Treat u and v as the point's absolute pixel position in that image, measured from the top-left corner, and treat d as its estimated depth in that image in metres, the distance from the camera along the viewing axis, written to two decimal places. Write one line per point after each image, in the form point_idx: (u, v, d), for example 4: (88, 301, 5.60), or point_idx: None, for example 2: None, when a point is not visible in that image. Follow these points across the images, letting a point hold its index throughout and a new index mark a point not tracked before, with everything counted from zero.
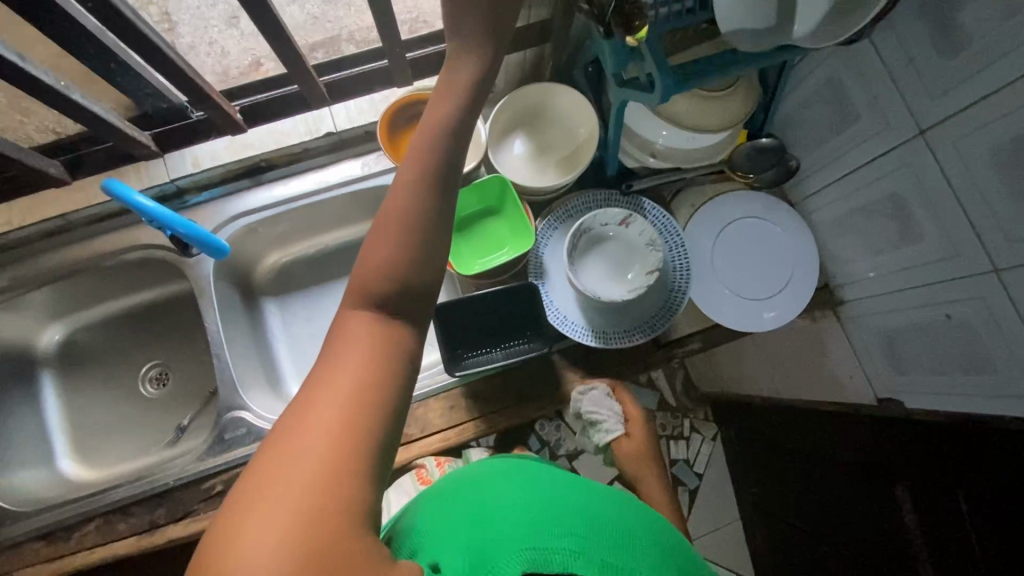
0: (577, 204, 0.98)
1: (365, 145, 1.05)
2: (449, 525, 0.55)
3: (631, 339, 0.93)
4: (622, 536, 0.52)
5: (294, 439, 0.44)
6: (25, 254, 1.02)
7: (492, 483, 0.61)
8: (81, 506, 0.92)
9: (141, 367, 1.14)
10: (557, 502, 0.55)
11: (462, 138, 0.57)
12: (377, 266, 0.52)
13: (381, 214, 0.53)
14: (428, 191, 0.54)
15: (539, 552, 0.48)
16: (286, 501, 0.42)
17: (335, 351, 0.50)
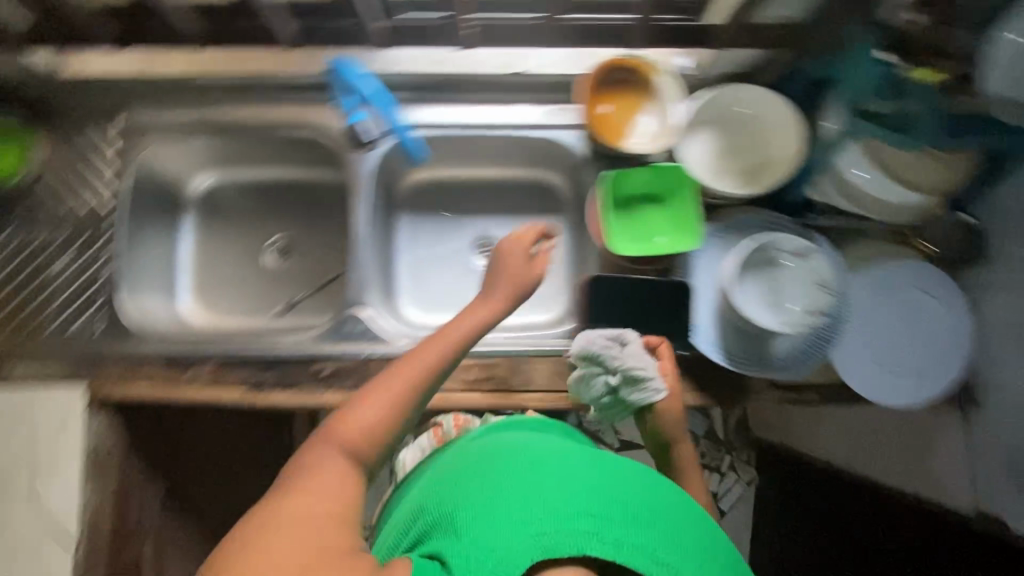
0: (747, 220, 0.95)
1: (551, 94, 1.04)
2: (471, 508, 0.70)
3: (753, 369, 0.92)
4: (624, 511, 0.69)
5: (293, 523, 0.65)
6: (208, 99, 1.06)
7: (497, 469, 0.76)
8: (203, 346, 0.98)
9: (268, 237, 1.20)
10: (560, 462, 0.77)
11: (460, 345, 0.83)
12: (354, 427, 0.76)
13: (392, 381, 0.79)
14: (429, 361, 0.80)
15: (553, 540, 0.64)
16: (295, 525, 0.65)
17: (310, 480, 0.70)
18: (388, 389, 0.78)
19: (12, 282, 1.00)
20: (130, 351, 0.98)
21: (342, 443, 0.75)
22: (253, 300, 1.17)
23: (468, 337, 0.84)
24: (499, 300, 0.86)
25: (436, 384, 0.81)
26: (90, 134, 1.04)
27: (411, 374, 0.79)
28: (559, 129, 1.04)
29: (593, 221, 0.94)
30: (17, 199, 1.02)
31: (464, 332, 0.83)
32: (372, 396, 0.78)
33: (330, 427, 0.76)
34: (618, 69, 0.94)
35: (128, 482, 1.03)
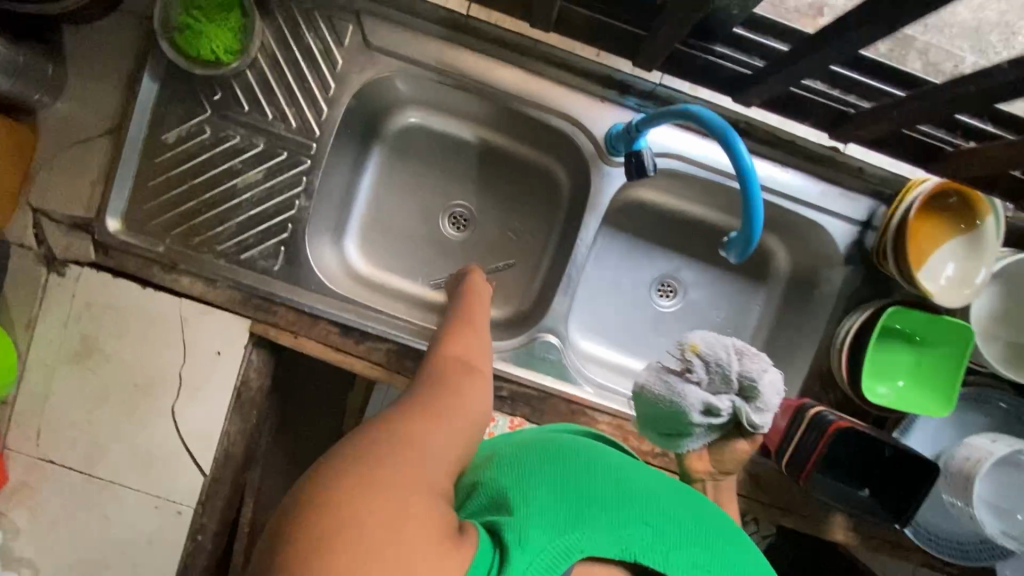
0: (996, 401, 0.86)
1: (841, 177, 0.90)
2: (523, 477, 0.51)
3: (938, 551, 0.89)
4: (685, 525, 0.52)
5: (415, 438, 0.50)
6: (462, 40, 0.87)
7: (535, 446, 0.58)
8: (385, 322, 0.90)
9: (452, 201, 1.07)
10: (615, 462, 0.59)
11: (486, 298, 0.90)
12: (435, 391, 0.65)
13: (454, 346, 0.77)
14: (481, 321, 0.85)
15: (615, 540, 0.47)
16: (413, 450, 0.48)
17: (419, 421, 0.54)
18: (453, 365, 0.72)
19: (193, 180, 0.88)
20: (304, 300, 0.89)
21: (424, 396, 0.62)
22: (419, 263, 1.07)
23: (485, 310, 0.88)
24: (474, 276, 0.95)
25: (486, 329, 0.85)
26: (313, 34, 0.87)
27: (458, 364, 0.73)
28: (828, 215, 0.92)
29: (849, 338, 0.87)
30: (217, 85, 0.87)
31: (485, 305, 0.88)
32: (452, 376, 0.68)
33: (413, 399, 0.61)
34: (956, 196, 0.82)
35: (260, 417, 0.99)
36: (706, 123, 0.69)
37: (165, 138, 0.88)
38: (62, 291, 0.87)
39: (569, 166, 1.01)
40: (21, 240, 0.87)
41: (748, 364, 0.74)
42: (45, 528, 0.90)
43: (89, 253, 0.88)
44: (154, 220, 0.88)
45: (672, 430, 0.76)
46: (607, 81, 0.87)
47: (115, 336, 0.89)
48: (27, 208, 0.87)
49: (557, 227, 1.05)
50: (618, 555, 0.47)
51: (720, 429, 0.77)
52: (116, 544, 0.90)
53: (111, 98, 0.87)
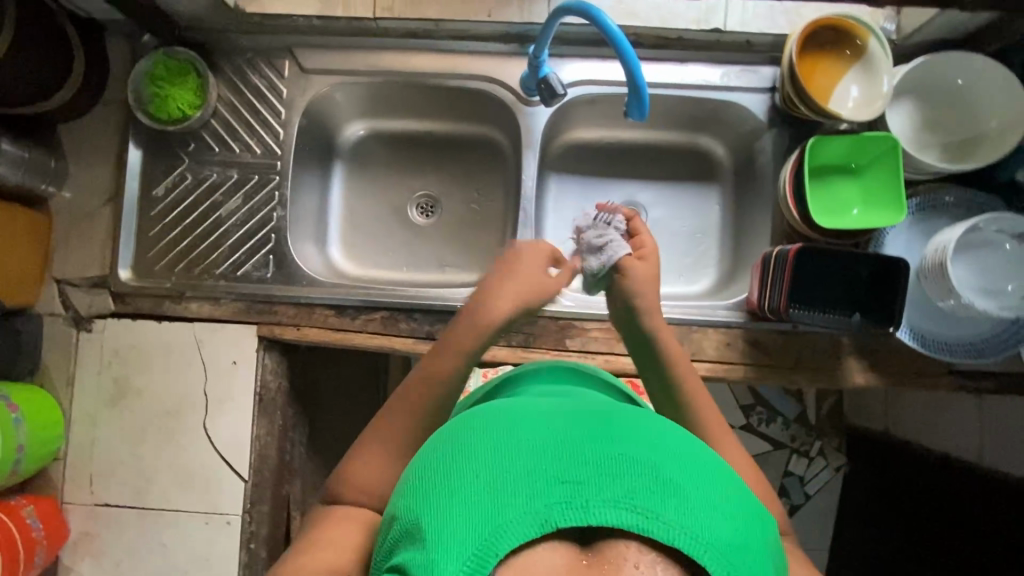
0: (950, 198, 0.89)
1: (736, 54, 0.98)
2: (432, 493, 0.49)
3: (950, 355, 0.89)
4: (603, 461, 0.48)
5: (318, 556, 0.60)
6: (383, 45, 1.02)
7: (446, 437, 0.55)
8: (373, 295, 0.98)
9: (414, 191, 1.18)
10: (530, 413, 0.56)
11: (474, 310, 0.74)
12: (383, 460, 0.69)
13: (423, 382, 0.71)
14: (466, 347, 0.72)
15: (526, 520, 0.45)
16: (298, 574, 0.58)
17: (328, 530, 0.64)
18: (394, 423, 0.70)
19: (185, 221, 1.01)
20: (300, 295, 0.99)
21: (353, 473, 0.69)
22: (399, 253, 1.17)
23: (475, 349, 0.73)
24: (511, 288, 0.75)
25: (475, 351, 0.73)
26: (259, 76, 1.03)
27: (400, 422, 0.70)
28: (738, 91, 0.99)
29: (788, 183, 0.91)
30: (189, 138, 1.03)
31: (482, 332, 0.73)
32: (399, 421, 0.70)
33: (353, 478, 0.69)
34: (832, 29, 0.90)
35: (287, 421, 1.05)
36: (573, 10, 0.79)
37: (155, 193, 1.02)
38: (91, 345, 0.98)
39: (504, 127, 1.12)
40: (51, 309, 0.99)
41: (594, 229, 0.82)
42: (112, 569, 0.96)
43: (110, 305, 1.00)
44: (159, 264, 1.01)
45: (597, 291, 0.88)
46: (507, 38, 1.00)
47: (143, 373, 0.98)
48: (52, 280, 1.00)
49: (511, 185, 1.15)
50: (540, 533, 0.45)
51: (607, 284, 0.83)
52: (177, 567, 0.95)
53: (105, 173, 1.02)
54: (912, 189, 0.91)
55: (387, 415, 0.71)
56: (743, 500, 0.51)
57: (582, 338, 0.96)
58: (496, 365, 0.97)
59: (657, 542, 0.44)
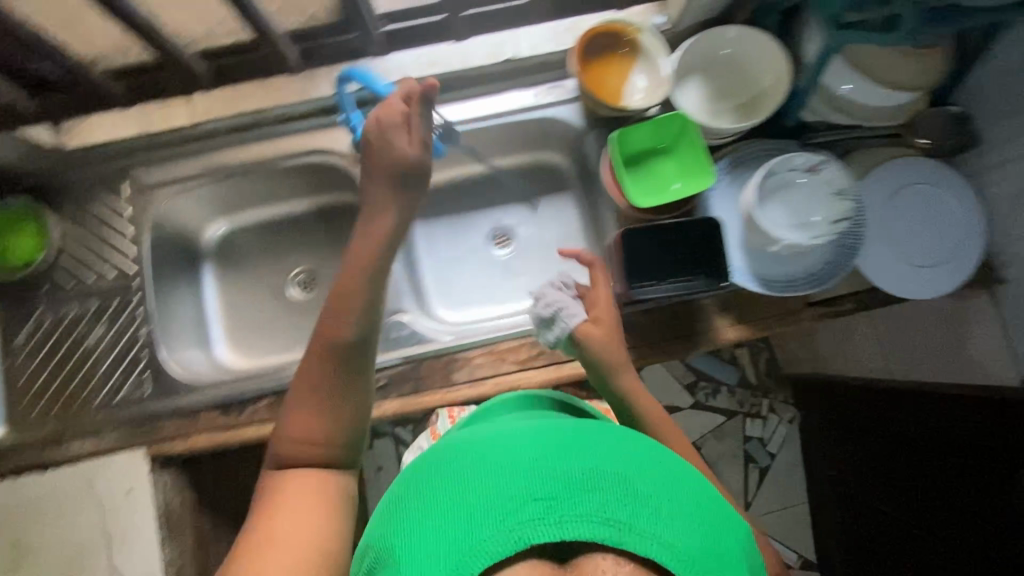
0: (752, 152, 0.98)
1: (539, 75, 1.07)
2: (408, 531, 0.51)
3: (796, 289, 0.95)
4: (570, 477, 0.50)
5: (275, 551, 0.62)
6: (211, 146, 1.05)
7: (425, 473, 0.57)
8: (254, 384, 0.98)
9: (289, 271, 1.21)
10: (501, 437, 0.58)
11: (368, 231, 0.81)
12: (311, 419, 0.72)
13: (332, 313, 0.75)
14: (368, 262, 0.78)
15: (500, 537, 0.47)
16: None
17: (279, 517, 0.65)
18: (301, 399, 0.73)
19: (52, 361, 1.00)
20: (182, 402, 0.98)
21: (286, 451, 0.72)
22: (287, 334, 1.17)
23: (359, 318, 0.74)
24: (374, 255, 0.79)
25: (378, 266, 0.79)
26: (99, 204, 1.05)
27: (307, 397, 0.73)
28: (549, 106, 1.07)
29: (609, 181, 0.98)
30: (42, 281, 1.03)
31: (379, 250, 0.80)
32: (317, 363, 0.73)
33: (293, 451, 0.71)
34: (605, 35, 0.98)
35: (204, 536, 1.02)
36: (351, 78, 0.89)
37: (16, 342, 1.01)
38: None
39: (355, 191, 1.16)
40: None
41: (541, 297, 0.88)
42: None
43: None
44: (34, 411, 0.99)
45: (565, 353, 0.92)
46: (326, 111, 1.05)
47: (34, 528, 0.94)
48: None
49: None
50: (517, 550, 0.47)
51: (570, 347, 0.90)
52: None
53: None
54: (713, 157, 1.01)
55: (294, 396, 0.74)
56: (710, 507, 0.54)
57: (468, 368, 0.99)
58: (394, 417, 0.98)
59: (632, 553, 0.46)
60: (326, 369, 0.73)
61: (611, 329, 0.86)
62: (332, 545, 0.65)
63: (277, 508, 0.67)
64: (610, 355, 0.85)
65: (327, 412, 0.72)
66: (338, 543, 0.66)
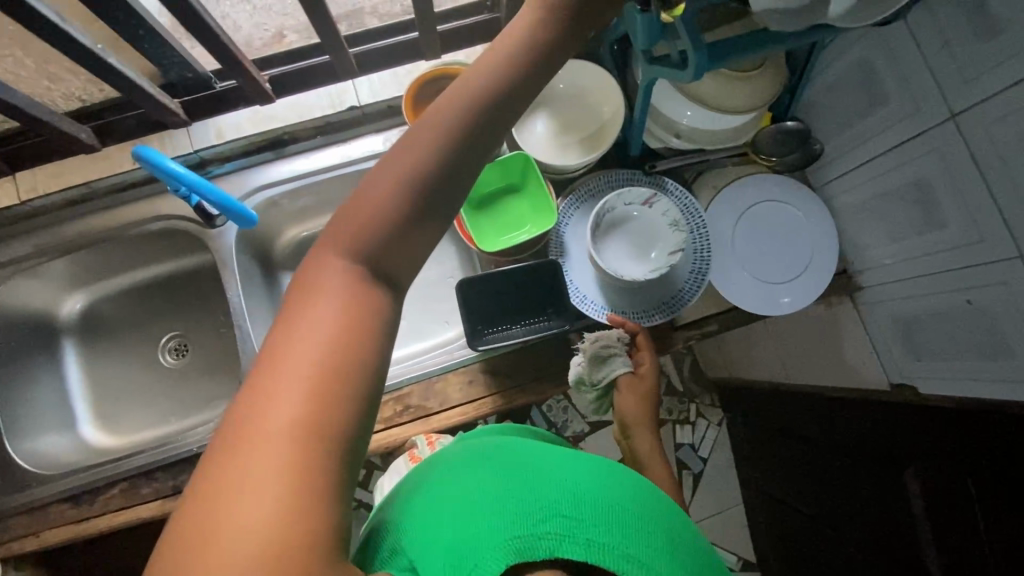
0: (599, 184, 0.98)
1: (387, 119, 1.04)
2: (444, 521, 0.53)
3: (650, 319, 0.93)
4: (595, 500, 0.52)
5: (286, 379, 0.44)
6: (49, 222, 1.01)
7: (462, 471, 0.59)
8: (104, 471, 0.93)
9: (160, 338, 1.16)
10: (528, 452, 0.60)
11: (530, 31, 0.52)
12: (376, 211, 0.50)
13: (448, 108, 0.51)
14: (507, 55, 0.52)
15: (527, 539, 0.50)
16: (252, 419, 0.43)
17: (292, 335, 0.46)
18: (362, 206, 0.50)
19: None
20: (29, 498, 0.93)
21: (337, 241, 0.50)
22: (161, 406, 1.13)
23: (472, 123, 0.51)
24: (511, 52, 0.52)
25: (522, 80, 0.52)
26: None
27: (362, 216, 0.50)
28: None
29: (458, 226, 0.97)
30: None
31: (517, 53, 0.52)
32: (409, 155, 0.50)
33: (328, 243, 0.50)
34: (440, 77, 0.95)
35: None
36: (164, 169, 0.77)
37: None
38: None
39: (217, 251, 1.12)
40: None
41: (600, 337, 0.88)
42: None
43: None
44: None
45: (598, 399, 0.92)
46: None
47: None
48: None
49: None
50: (545, 555, 0.49)
51: (605, 391, 0.91)
52: None
53: None
54: (561, 194, 1.02)
55: (347, 213, 0.51)
56: (691, 541, 0.57)
57: None
58: None
59: None
60: (415, 194, 0.51)
61: (647, 392, 0.89)
62: (353, 384, 0.45)
63: (296, 317, 0.47)
64: (635, 415, 0.88)
65: (393, 250, 0.51)
66: (359, 383, 0.46)
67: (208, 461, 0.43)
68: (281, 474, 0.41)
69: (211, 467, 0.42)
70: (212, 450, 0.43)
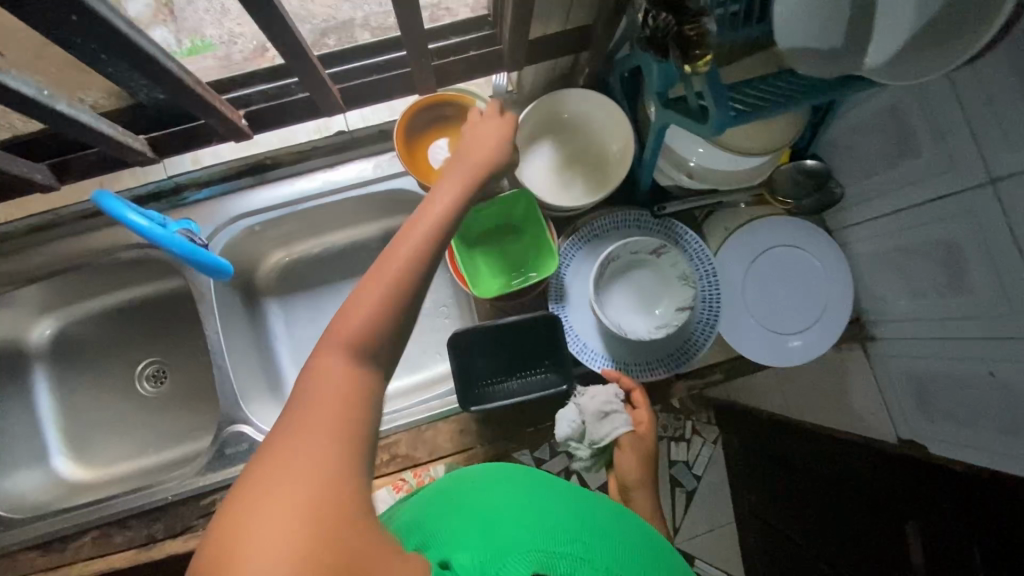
0: (604, 223, 0.92)
1: (378, 145, 0.98)
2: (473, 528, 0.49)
3: (652, 372, 0.89)
4: (619, 548, 0.51)
5: (313, 413, 0.46)
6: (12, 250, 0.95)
7: (482, 495, 0.56)
8: (74, 517, 0.89)
9: (136, 366, 1.09)
10: (531, 488, 0.59)
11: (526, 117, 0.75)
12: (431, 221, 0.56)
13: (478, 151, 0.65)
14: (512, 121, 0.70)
15: (558, 558, 0.46)
16: (283, 452, 0.43)
17: (313, 379, 0.48)
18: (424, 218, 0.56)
19: None
20: None
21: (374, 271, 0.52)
22: (136, 437, 1.07)
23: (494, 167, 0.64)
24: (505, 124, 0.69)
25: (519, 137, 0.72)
26: None
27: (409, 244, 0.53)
28: (393, 176, 0.97)
29: (452, 267, 0.90)
30: None
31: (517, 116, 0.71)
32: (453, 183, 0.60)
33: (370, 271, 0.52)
34: (434, 106, 0.89)
35: None
36: (124, 219, 0.69)
37: None
38: None
39: None
40: None
41: (596, 395, 0.83)
42: None
43: None
44: None
45: (593, 460, 0.86)
46: (139, 202, 0.94)
47: None
48: None
49: None
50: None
51: (601, 450, 0.85)
52: None
53: None
54: (562, 233, 0.96)
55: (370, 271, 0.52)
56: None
57: None
58: None
59: None
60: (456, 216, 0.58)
61: (648, 450, 0.84)
62: (364, 428, 0.47)
63: (307, 375, 0.49)
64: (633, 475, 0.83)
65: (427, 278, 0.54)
66: (369, 428, 0.48)
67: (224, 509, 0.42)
68: (306, 501, 0.41)
69: (232, 506, 0.41)
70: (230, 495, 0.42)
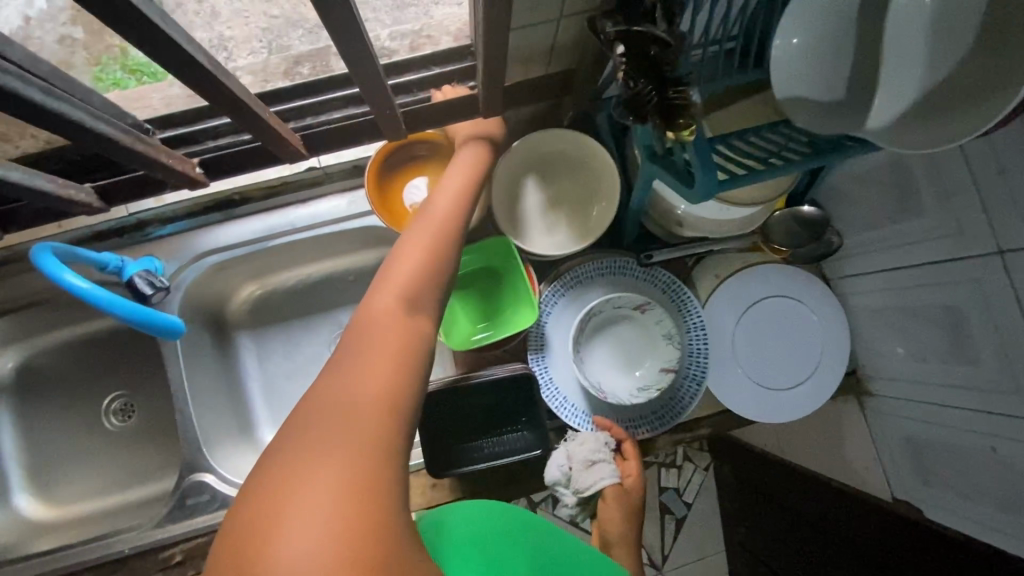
0: (589, 270, 0.87)
1: (354, 180, 0.93)
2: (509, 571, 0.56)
3: (635, 431, 0.84)
4: None
5: (359, 364, 0.49)
6: None
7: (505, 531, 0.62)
8: (28, 568, 0.86)
9: (102, 400, 1.05)
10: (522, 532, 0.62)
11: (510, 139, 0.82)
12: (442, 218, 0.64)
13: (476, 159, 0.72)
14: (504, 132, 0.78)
15: None
16: (327, 403, 0.46)
17: (359, 339, 0.52)
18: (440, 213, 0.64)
19: None
20: None
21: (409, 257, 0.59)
22: (101, 475, 1.03)
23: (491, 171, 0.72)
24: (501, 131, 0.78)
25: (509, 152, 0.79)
26: None
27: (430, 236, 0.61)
28: (368, 214, 0.93)
29: None
30: None
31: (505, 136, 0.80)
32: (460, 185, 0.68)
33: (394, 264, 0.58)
34: (407, 145, 0.85)
35: None
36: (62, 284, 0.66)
37: None
38: None
39: None
40: None
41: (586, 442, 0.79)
42: None
43: None
44: None
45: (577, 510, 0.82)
46: (100, 237, 0.90)
47: None
48: None
49: None
50: None
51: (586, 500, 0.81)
52: None
53: None
54: (544, 278, 0.91)
55: (400, 250, 0.60)
56: None
57: None
58: None
59: None
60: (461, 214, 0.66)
61: (636, 504, 0.80)
62: (407, 401, 0.49)
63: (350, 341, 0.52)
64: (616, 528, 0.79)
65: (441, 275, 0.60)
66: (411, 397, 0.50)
67: (266, 464, 0.44)
68: (349, 448, 0.44)
69: (274, 459, 0.44)
70: (276, 444, 0.45)
